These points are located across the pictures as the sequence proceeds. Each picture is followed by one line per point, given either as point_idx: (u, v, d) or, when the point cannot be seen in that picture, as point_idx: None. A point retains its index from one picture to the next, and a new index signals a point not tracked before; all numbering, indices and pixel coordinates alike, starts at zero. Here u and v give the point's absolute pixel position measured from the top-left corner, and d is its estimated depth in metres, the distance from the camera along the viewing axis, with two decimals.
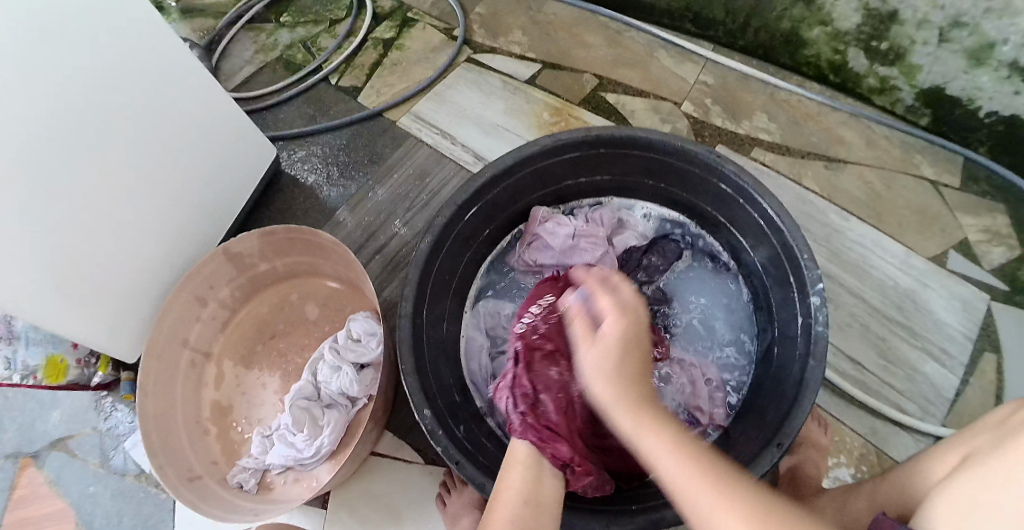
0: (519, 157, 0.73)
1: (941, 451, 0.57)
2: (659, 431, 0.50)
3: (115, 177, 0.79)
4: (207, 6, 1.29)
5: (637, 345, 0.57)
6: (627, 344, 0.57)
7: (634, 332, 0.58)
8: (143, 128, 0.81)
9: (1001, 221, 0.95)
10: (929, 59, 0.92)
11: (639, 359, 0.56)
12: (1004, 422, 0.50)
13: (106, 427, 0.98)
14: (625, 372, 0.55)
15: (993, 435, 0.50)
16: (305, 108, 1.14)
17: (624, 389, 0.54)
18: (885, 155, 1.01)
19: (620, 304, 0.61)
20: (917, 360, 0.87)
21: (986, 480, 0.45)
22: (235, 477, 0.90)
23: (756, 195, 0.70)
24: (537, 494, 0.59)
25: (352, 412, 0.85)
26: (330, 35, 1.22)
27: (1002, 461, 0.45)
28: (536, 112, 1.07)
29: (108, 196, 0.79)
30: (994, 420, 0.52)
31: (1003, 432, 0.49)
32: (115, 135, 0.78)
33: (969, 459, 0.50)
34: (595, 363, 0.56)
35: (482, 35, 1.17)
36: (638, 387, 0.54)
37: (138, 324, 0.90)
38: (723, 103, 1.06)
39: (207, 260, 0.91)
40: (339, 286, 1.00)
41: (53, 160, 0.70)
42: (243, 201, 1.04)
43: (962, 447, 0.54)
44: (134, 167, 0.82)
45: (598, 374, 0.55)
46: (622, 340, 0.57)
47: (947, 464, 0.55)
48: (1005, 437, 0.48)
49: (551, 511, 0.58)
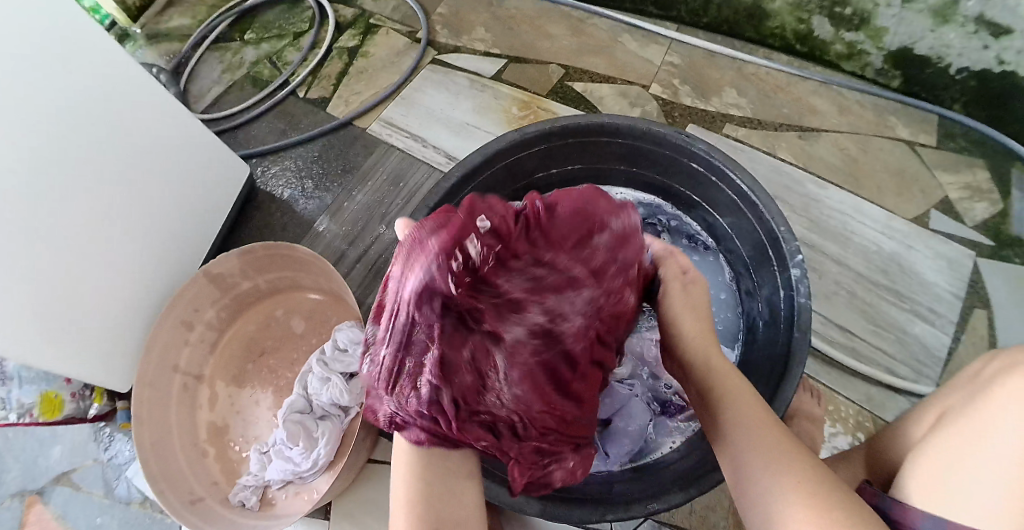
0: (487, 153, 0.73)
1: (921, 411, 0.57)
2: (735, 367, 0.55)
3: (102, 204, 0.80)
4: (169, 30, 1.28)
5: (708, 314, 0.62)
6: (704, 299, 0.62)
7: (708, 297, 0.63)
8: (118, 153, 0.81)
9: (980, 176, 0.94)
10: (895, 20, 0.92)
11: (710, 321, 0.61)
12: (977, 376, 0.50)
13: (107, 457, 0.97)
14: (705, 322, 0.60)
15: (966, 392, 0.50)
16: (276, 123, 1.13)
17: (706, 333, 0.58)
18: (858, 119, 1.00)
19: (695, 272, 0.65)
20: (907, 322, 0.87)
21: (961, 441, 0.45)
22: (237, 495, 0.89)
23: (728, 172, 0.70)
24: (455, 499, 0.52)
25: (346, 421, 0.85)
26: (295, 48, 1.21)
27: (977, 419, 0.45)
28: (504, 107, 1.06)
29: (97, 224, 0.80)
30: (967, 377, 0.52)
31: (975, 388, 0.49)
32: (97, 166, 0.78)
33: (944, 418, 0.50)
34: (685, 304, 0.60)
35: (445, 35, 1.16)
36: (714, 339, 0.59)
37: (126, 355, 0.89)
38: (691, 83, 1.05)
39: (190, 284, 0.90)
40: (321, 297, 1.00)
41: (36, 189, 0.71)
42: (222, 221, 1.03)
43: (938, 407, 0.54)
44: (119, 195, 0.82)
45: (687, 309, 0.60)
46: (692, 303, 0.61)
47: (924, 425, 0.54)
48: (977, 394, 0.47)
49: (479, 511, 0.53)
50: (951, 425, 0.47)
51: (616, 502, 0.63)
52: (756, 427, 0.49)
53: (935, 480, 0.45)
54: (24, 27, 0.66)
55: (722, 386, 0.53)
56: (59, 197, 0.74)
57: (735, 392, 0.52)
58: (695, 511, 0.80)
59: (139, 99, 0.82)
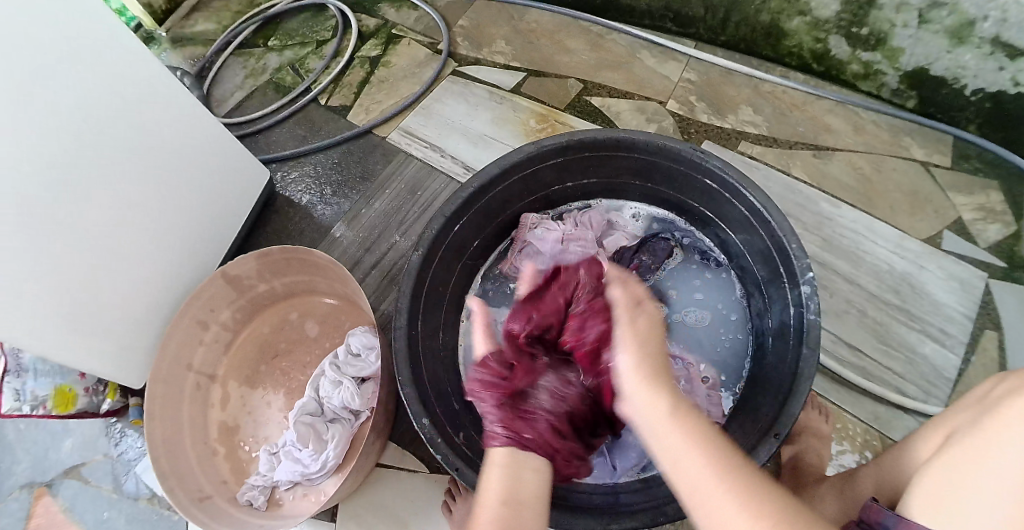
0: (504, 165, 0.74)
1: (929, 429, 0.57)
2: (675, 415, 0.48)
3: (122, 203, 0.82)
4: (195, 35, 1.30)
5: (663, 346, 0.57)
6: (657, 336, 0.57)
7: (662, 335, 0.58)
8: (141, 154, 0.83)
9: (994, 198, 0.94)
10: (911, 41, 0.92)
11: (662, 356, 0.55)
12: (985, 398, 0.50)
13: (117, 453, 0.99)
14: (656, 358, 0.54)
15: (974, 412, 0.50)
16: (296, 129, 1.15)
17: (655, 368, 0.53)
18: (873, 139, 1.01)
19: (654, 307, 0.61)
20: (917, 342, 0.87)
21: (967, 459, 0.45)
22: (245, 495, 0.90)
23: (741, 189, 0.70)
24: (521, 490, 0.54)
25: (355, 425, 0.86)
26: (318, 56, 1.23)
27: (984, 438, 0.45)
28: (522, 119, 1.08)
29: (116, 224, 0.81)
30: (974, 397, 0.52)
31: (983, 407, 0.49)
32: (118, 167, 0.80)
33: (951, 438, 0.50)
34: (634, 342, 0.55)
35: (466, 46, 1.18)
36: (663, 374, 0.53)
37: (142, 352, 0.91)
38: (707, 99, 1.06)
39: (207, 284, 0.92)
40: (335, 302, 1.01)
41: (58, 187, 0.72)
42: (241, 224, 1.05)
43: (945, 425, 0.54)
44: (139, 196, 0.84)
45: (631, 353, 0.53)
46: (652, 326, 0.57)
47: (932, 444, 0.55)
48: (985, 414, 0.48)
49: (534, 508, 0.53)
50: (958, 443, 0.48)
51: (623, 511, 0.64)
52: (729, 496, 0.42)
53: (939, 497, 0.45)
54: (41, 28, 0.65)
55: (676, 450, 0.46)
56: (79, 196, 0.75)
57: (687, 453, 0.45)
58: None
59: (161, 103, 0.84)
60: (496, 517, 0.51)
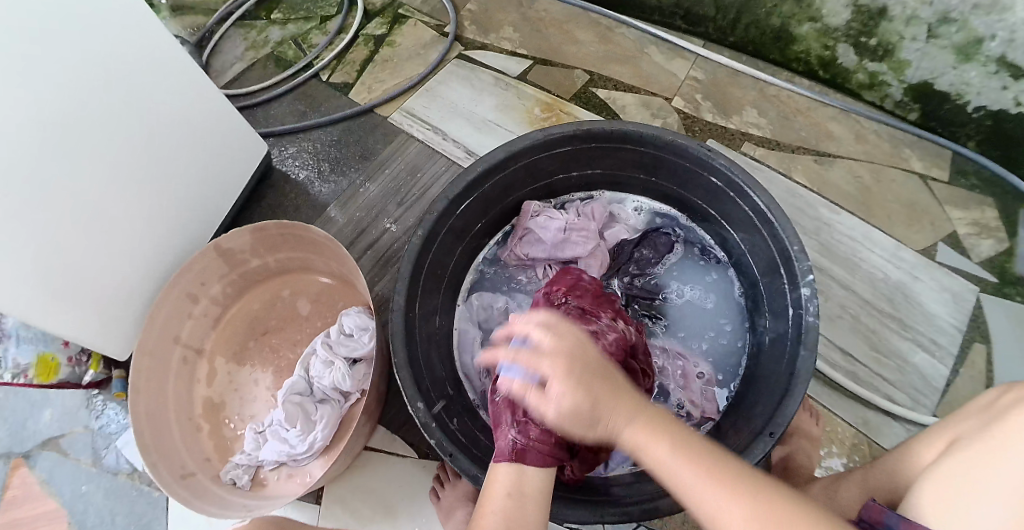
0: (510, 151, 0.73)
1: (932, 435, 0.57)
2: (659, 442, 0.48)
3: (115, 170, 0.80)
4: (196, 3, 1.28)
5: (591, 374, 0.53)
6: (580, 378, 0.53)
7: (578, 368, 0.53)
8: (133, 122, 0.81)
9: (989, 214, 0.96)
10: (918, 54, 0.93)
11: (606, 387, 0.53)
12: (992, 405, 0.51)
13: (98, 426, 0.98)
14: (598, 403, 0.51)
15: (981, 419, 0.51)
16: (296, 105, 1.14)
17: (606, 407, 0.51)
18: (874, 149, 1.01)
19: (553, 351, 0.55)
20: (908, 351, 0.88)
21: (974, 465, 0.46)
22: (228, 473, 0.89)
23: (747, 188, 0.70)
24: (523, 486, 0.58)
25: (345, 406, 0.86)
26: (322, 32, 1.21)
27: (992, 444, 0.46)
28: (527, 108, 1.07)
29: (107, 192, 0.80)
30: (981, 404, 0.53)
31: (990, 415, 0.50)
32: (113, 135, 0.79)
33: (956, 444, 0.51)
34: (565, 416, 0.52)
35: (473, 31, 1.17)
36: (619, 404, 0.51)
37: (128, 322, 0.89)
38: (712, 99, 1.06)
39: (198, 257, 0.91)
40: (331, 282, 1.00)
41: (48, 154, 0.71)
42: (235, 197, 1.03)
43: (949, 432, 0.55)
44: (133, 166, 0.83)
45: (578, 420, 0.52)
46: (570, 385, 0.52)
47: (934, 450, 0.55)
48: (992, 421, 0.48)
49: (537, 504, 0.56)
50: (963, 449, 0.48)
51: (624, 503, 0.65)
52: (725, 503, 0.43)
53: (946, 500, 0.46)
54: None
55: (662, 469, 0.47)
56: (72, 157, 0.74)
57: (674, 472, 0.46)
58: (688, 521, 0.80)
59: (161, 73, 0.82)
60: (501, 510, 0.54)
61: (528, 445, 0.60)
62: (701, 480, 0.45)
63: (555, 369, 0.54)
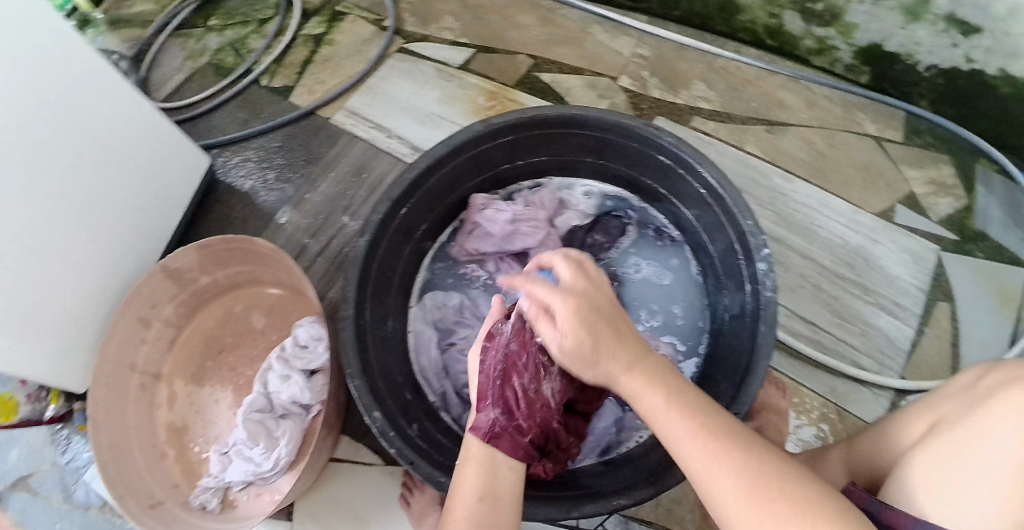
0: (451, 145, 0.71)
1: (909, 414, 0.57)
2: (652, 397, 0.48)
3: (52, 183, 0.76)
4: (134, 16, 1.23)
5: (599, 315, 0.53)
6: (588, 319, 0.53)
7: (590, 305, 0.54)
8: (65, 140, 0.77)
9: (945, 171, 0.95)
10: (866, 16, 0.92)
11: (610, 331, 0.52)
12: (974, 387, 0.50)
13: (65, 461, 0.92)
14: (600, 346, 0.51)
15: (962, 401, 0.50)
16: (237, 112, 1.10)
17: (608, 352, 0.51)
18: (826, 114, 1.00)
19: (566, 286, 0.55)
20: (871, 315, 0.87)
21: (957, 448, 0.45)
22: (197, 498, 0.86)
23: (696, 165, 0.69)
24: (496, 486, 0.54)
25: (307, 420, 0.83)
26: (259, 36, 1.17)
27: (976, 426, 0.45)
28: (471, 97, 1.04)
29: (44, 218, 0.76)
30: (960, 385, 0.52)
31: (973, 397, 0.49)
32: (52, 145, 0.75)
33: (938, 425, 0.50)
34: (575, 352, 0.52)
35: (412, 23, 1.14)
36: (620, 349, 0.51)
37: (83, 352, 0.85)
38: (660, 75, 1.05)
39: (145, 280, 0.87)
40: (281, 292, 0.97)
41: None
42: (182, 211, 0.99)
43: (926, 414, 0.54)
44: (70, 188, 0.79)
45: (582, 359, 0.52)
46: (576, 325, 0.52)
47: (912, 431, 0.54)
48: (975, 404, 0.48)
49: (509, 505, 0.53)
50: (944, 431, 0.48)
51: (594, 496, 0.63)
52: (704, 457, 0.43)
53: (932, 484, 0.45)
54: None
55: (652, 417, 0.47)
56: (16, 173, 0.71)
57: (662, 419, 0.47)
58: (661, 506, 0.79)
59: (90, 84, 0.79)
60: (472, 515, 0.52)
61: (506, 429, 0.57)
62: (687, 431, 0.45)
63: (566, 305, 0.53)
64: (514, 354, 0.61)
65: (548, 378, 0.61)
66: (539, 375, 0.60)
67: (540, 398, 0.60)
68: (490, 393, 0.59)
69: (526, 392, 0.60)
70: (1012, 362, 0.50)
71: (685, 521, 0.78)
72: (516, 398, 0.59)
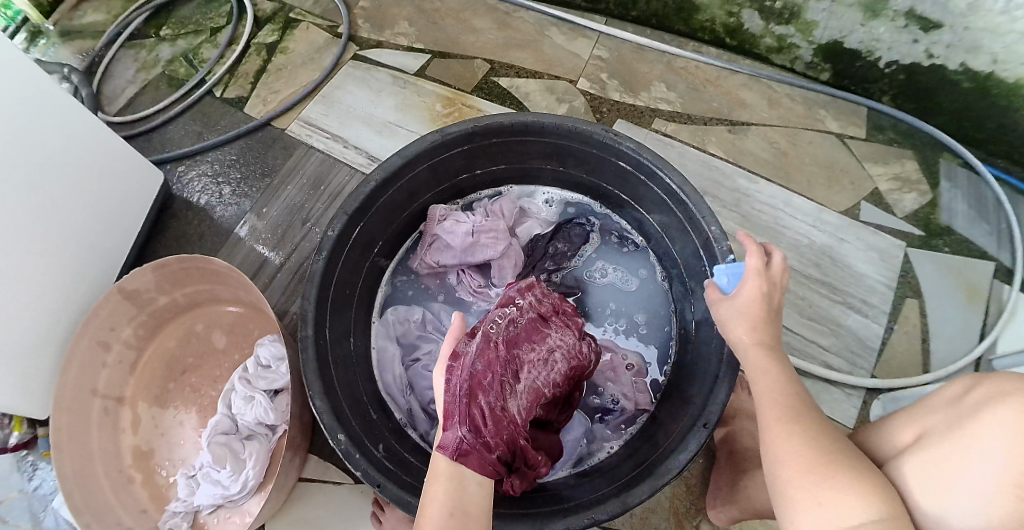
0: (406, 157, 0.69)
1: (892, 420, 0.55)
2: (769, 364, 0.54)
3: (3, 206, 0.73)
4: (85, 27, 1.19)
5: (774, 306, 0.58)
6: (766, 300, 0.57)
7: (770, 296, 0.58)
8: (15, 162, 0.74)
9: (909, 167, 0.96)
10: (825, 14, 0.92)
11: (771, 319, 0.57)
12: (960, 400, 0.48)
13: (32, 488, 0.87)
14: (755, 322, 0.57)
15: (947, 414, 0.48)
16: (191, 125, 1.07)
17: (760, 330, 0.57)
18: (788, 113, 1.01)
19: (767, 271, 0.58)
20: (840, 314, 0.87)
21: (933, 480, 0.44)
22: (166, 523, 0.83)
23: (658, 170, 0.68)
24: (466, 500, 0.51)
25: (274, 440, 0.81)
26: (212, 45, 1.15)
27: (963, 445, 0.44)
28: (428, 104, 1.03)
29: None
30: (945, 397, 0.50)
31: (959, 411, 0.47)
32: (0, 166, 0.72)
33: (924, 439, 0.48)
34: (737, 314, 0.58)
35: (367, 29, 1.12)
36: (770, 333, 0.57)
37: (45, 379, 0.82)
38: (619, 76, 1.04)
39: (102, 303, 0.84)
40: (240, 310, 0.94)
41: None
42: (138, 228, 0.96)
43: (909, 422, 0.52)
44: (19, 209, 0.76)
45: (737, 320, 0.58)
46: (755, 300, 0.57)
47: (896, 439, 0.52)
48: (963, 420, 0.46)
49: (482, 519, 0.50)
50: (924, 451, 0.47)
51: (566, 511, 0.60)
52: (775, 418, 0.49)
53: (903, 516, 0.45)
54: None
55: (758, 383, 0.54)
56: None
57: (763, 386, 0.53)
58: (636, 515, 0.78)
59: (39, 102, 0.76)
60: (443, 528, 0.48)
61: (474, 446, 0.53)
62: (779, 400, 0.51)
63: (757, 282, 0.58)
64: (479, 373, 0.58)
65: (512, 397, 0.59)
66: (504, 393, 0.59)
67: (506, 415, 0.57)
68: (457, 410, 0.54)
69: (493, 409, 0.57)
70: (1002, 371, 0.47)
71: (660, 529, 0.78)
72: (483, 416, 0.56)
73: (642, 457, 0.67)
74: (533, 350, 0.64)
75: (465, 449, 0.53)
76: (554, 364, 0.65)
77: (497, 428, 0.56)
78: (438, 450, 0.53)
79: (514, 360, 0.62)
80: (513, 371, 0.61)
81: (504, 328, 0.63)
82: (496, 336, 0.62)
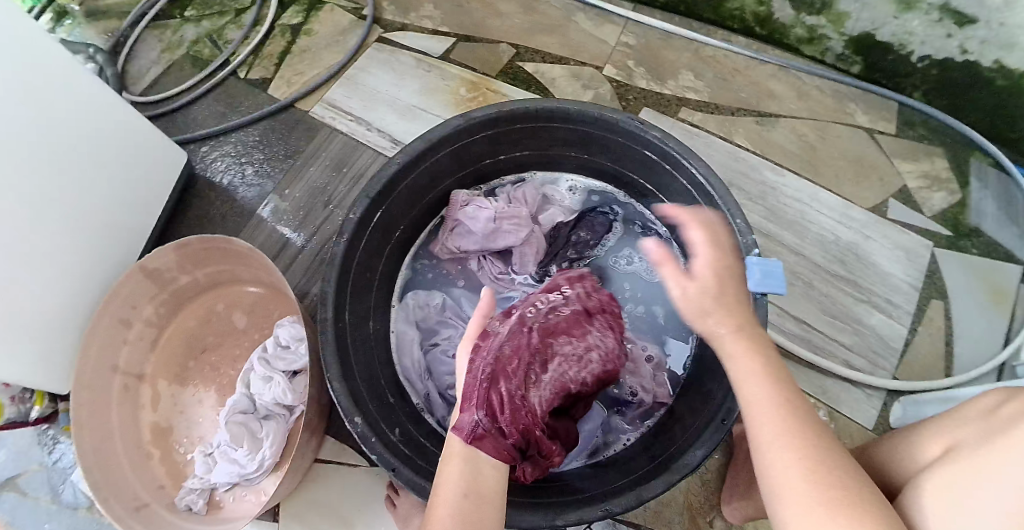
0: (429, 141, 0.68)
1: (921, 427, 0.54)
2: (755, 362, 0.48)
3: (28, 183, 0.74)
4: (109, 7, 1.20)
5: (729, 279, 0.54)
6: (719, 276, 0.53)
7: (720, 271, 0.54)
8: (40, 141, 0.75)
9: (939, 165, 0.94)
10: (857, 5, 0.90)
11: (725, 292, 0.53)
12: (994, 414, 0.47)
13: (52, 461, 0.88)
14: (723, 300, 0.52)
15: (979, 427, 0.47)
16: (215, 106, 1.07)
17: (727, 308, 0.51)
18: (817, 105, 0.99)
19: (712, 241, 0.57)
20: (864, 313, 0.86)
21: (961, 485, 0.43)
22: (183, 499, 0.84)
23: (683, 159, 0.67)
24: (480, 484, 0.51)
25: (291, 421, 0.81)
26: (237, 26, 1.15)
27: (994, 457, 0.43)
28: (452, 88, 1.02)
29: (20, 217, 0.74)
30: (979, 409, 0.49)
31: (993, 425, 0.46)
32: (26, 144, 0.73)
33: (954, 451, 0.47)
34: (705, 298, 0.52)
35: (391, 12, 1.11)
36: (737, 310, 0.52)
37: (67, 354, 0.83)
38: (645, 64, 1.03)
39: (124, 281, 0.84)
40: (259, 290, 0.95)
41: None
42: (160, 207, 0.97)
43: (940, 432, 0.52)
44: (43, 188, 0.76)
45: (705, 305, 0.52)
46: (715, 274, 0.53)
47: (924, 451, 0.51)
48: (996, 432, 0.45)
49: (496, 501, 0.50)
50: (953, 462, 0.46)
51: (580, 502, 0.60)
52: (773, 430, 0.44)
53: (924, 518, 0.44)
54: None
55: (741, 383, 0.48)
56: None
57: (752, 389, 0.47)
58: (649, 508, 0.78)
59: (64, 83, 0.77)
60: (458, 513, 0.48)
61: (490, 430, 0.53)
62: (771, 404, 0.46)
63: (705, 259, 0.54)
64: (505, 357, 0.58)
65: (535, 386, 0.59)
66: (528, 382, 0.58)
67: (526, 404, 0.57)
68: (476, 393, 0.54)
69: (513, 396, 0.56)
70: None
71: (673, 523, 0.77)
72: (501, 401, 0.55)
73: (659, 450, 0.66)
74: (565, 340, 0.64)
75: (479, 429, 0.53)
76: (589, 363, 0.65)
77: (516, 413, 0.55)
78: (452, 430, 0.54)
79: (546, 348, 0.61)
80: (543, 361, 0.61)
81: (541, 315, 0.64)
82: (531, 322, 0.62)
